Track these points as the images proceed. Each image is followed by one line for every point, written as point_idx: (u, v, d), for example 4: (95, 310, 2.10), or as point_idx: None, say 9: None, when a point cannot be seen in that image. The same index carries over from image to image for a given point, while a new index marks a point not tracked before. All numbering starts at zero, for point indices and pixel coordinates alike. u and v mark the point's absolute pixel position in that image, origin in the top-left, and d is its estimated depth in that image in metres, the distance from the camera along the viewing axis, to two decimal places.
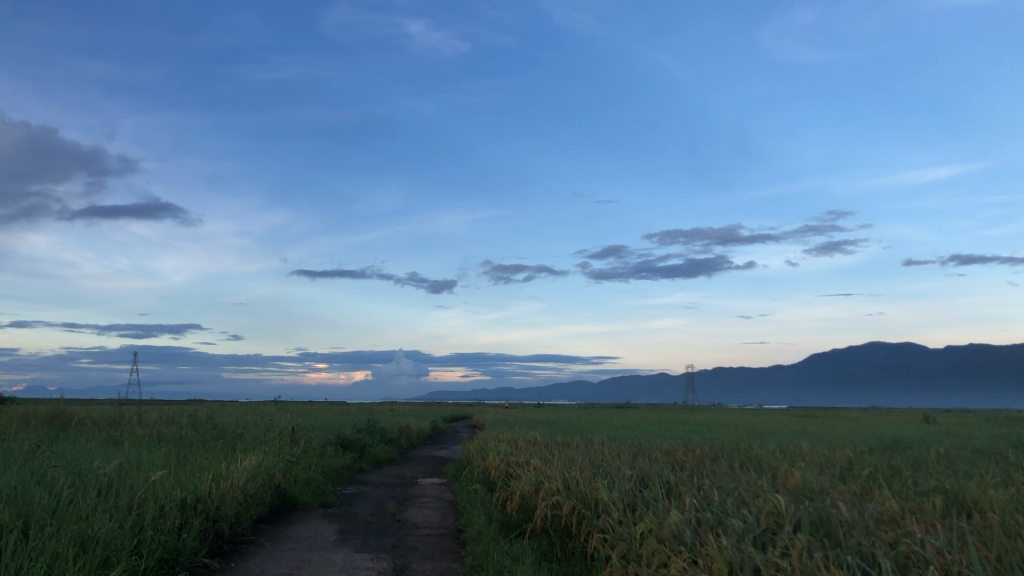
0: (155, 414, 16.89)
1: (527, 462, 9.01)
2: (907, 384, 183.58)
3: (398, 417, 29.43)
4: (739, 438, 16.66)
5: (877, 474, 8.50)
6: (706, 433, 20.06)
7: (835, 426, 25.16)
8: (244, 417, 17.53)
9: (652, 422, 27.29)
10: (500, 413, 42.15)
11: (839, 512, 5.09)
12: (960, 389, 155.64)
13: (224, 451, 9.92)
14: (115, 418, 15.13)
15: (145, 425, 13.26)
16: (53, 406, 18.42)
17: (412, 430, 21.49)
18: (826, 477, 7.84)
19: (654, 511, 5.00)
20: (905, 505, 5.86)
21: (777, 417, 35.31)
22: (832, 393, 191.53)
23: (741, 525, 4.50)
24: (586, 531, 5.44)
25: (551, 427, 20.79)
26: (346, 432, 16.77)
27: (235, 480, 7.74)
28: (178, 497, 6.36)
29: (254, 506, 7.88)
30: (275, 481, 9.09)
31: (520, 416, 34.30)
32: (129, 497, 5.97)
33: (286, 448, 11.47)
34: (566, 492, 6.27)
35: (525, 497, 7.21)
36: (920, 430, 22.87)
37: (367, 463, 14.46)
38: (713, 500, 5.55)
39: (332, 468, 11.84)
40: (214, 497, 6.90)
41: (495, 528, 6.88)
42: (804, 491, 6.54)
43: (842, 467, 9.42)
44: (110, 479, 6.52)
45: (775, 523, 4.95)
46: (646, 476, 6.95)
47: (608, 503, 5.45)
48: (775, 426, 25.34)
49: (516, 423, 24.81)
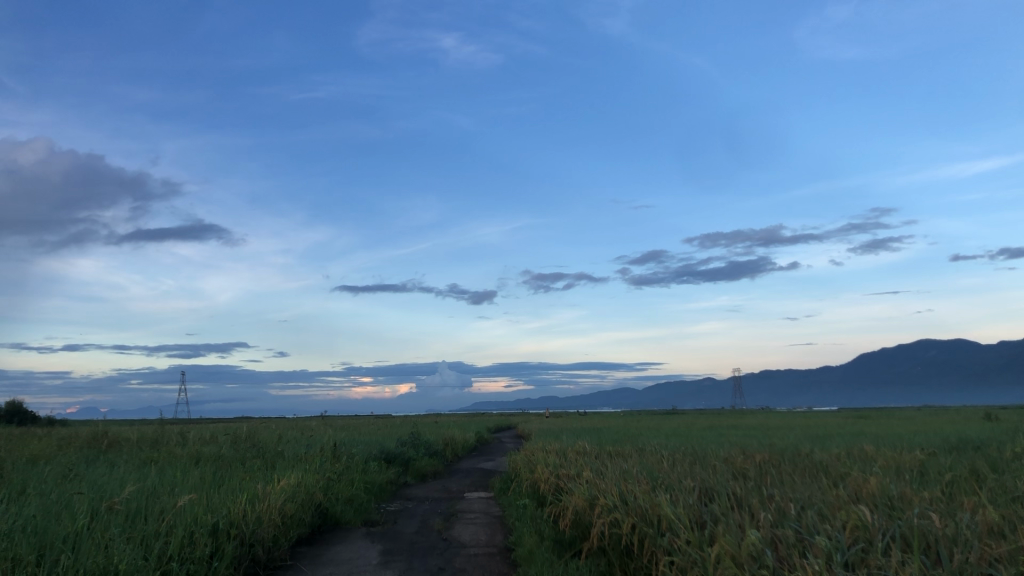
0: (196, 433, 16.70)
1: (578, 474, 8.53)
2: (960, 382, 179.28)
3: (444, 428, 29.24)
4: (793, 442, 15.92)
5: (958, 478, 7.85)
6: (760, 436, 19.44)
7: (892, 427, 24.30)
8: (286, 433, 17.20)
9: (702, 427, 26.42)
10: (545, 421, 41.86)
11: (935, 523, 4.52)
12: (1017, 386, 151.40)
13: (263, 470, 9.57)
14: (156, 437, 14.92)
15: (185, 444, 13.03)
16: (95, 428, 18.20)
17: (457, 442, 21.06)
18: (904, 482, 7.23)
19: (728, 529, 4.50)
20: (1009, 515, 5.25)
21: (830, 420, 33.95)
22: (883, 393, 188.16)
23: (826, 542, 4.00)
24: (649, 552, 4.95)
25: (598, 434, 20.20)
26: (390, 445, 16.41)
27: (271, 501, 7.35)
28: (209, 522, 5.99)
29: (292, 528, 7.48)
30: (316, 499, 8.72)
31: (564, 425, 33.66)
32: (155, 523, 5.61)
33: (327, 465, 11.08)
34: (624, 508, 5.78)
35: (578, 512, 6.70)
36: (984, 428, 21.80)
37: (411, 478, 14.10)
38: (788, 513, 5.03)
39: (375, 484, 11.45)
40: (250, 521, 6.52)
41: (548, 548, 6.39)
42: (886, 499, 5.98)
43: (917, 471, 8.78)
44: (139, 505, 6.18)
45: (865, 541, 4.42)
46: (710, 488, 6.41)
47: (674, 519, 4.95)
48: (830, 429, 24.36)
49: (563, 432, 24.40)
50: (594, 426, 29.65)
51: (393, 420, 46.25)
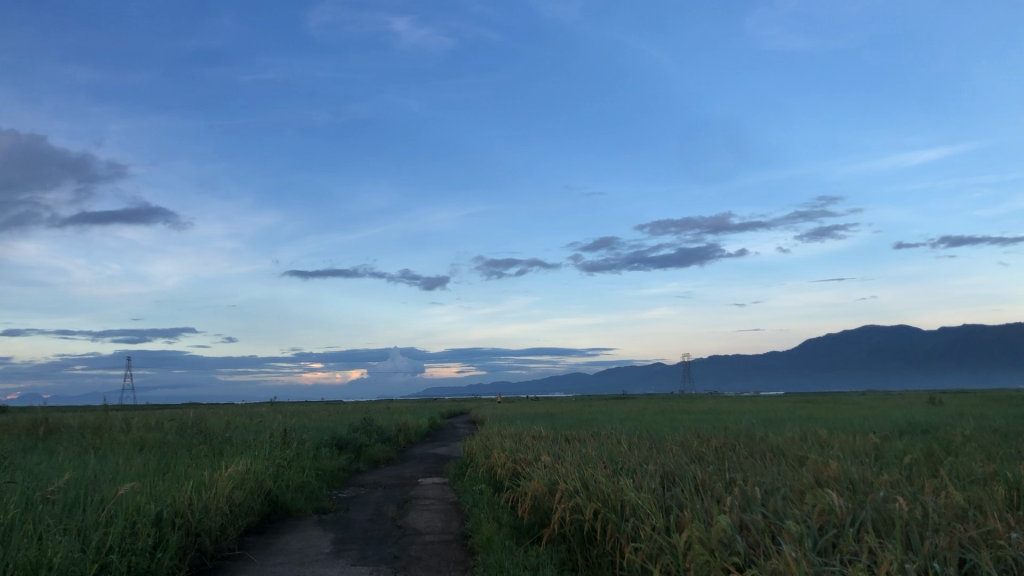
0: (142, 419, 16.23)
1: (536, 459, 8.38)
2: (903, 367, 183.67)
3: (399, 414, 29.03)
4: (747, 426, 15.97)
5: (916, 461, 7.83)
6: (712, 421, 19.53)
7: (843, 411, 24.70)
8: (234, 419, 16.81)
9: (654, 413, 26.43)
10: (498, 407, 41.95)
11: (903, 507, 4.44)
12: (957, 371, 155.39)
13: (210, 457, 9.27)
14: (98, 424, 14.45)
15: (129, 431, 12.60)
16: (33, 415, 17.54)
17: (409, 427, 20.81)
18: (863, 466, 7.20)
19: (696, 514, 4.37)
20: (973, 497, 5.20)
21: (780, 404, 34.59)
22: (828, 378, 192.03)
23: (797, 527, 3.88)
24: (613, 538, 4.81)
25: (552, 419, 20.07)
26: (342, 431, 16.13)
27: (218, 489, 7.07)
28: (153, 511, 5.71)
29: (241, 516, 7.22)
30: (266, 487, 8.45)
31: (518, 410, 33.85)
32: (93, 514, 5.31)
33: (277, 451, 10.80)
34: (586, 493, 5.63)
35: (537, 498, 6.54)
36: (929, 412, 22.06)
37: (364, 464, 13.86)
38: (753, 497, 4.91)
39: (327, 471, 11.19)
40: (196, 510, 6.25)
41: (506, 535, 6.22)
42: (848, 483, 5.92)
43: (874, 454, 8.78)
44: (78, 495, 5.88)
45: (835, 526, 4.32)
46: (671, 472, 6.30)
47: (639, 504, 4.81)
48: (781, 413, 24.52)
49: (518, 417, 24.29)
50: (549, 411, 29.69)
51: (344, 406, 45.97)
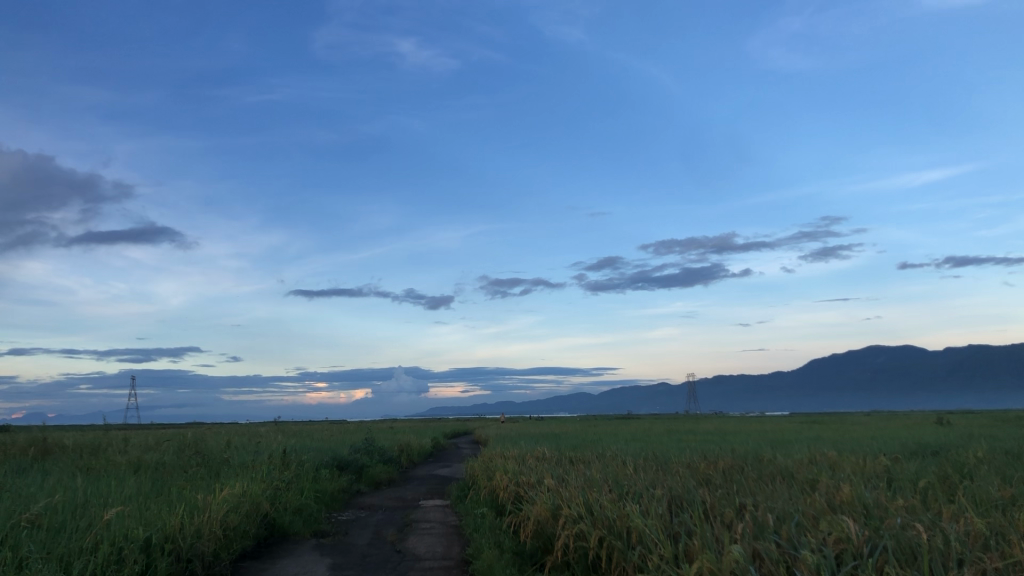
0: (140, 439, 16.02)
1: (539, 482, 8.18)
2: (909, 387, 182.78)
3: (402, 434, 28.78)
4: (754, 447, 15.75)
5: (931, 485, 7.61)
6: (718, 442, 19.26)
7: (851, 432, 24.45)
8: (233, 439, 16.59)
9: (658, 433, 26.12)
10: (502, 427, 41.69)
11: (924, 535, 4.24)
12: (964, 392, 154.57)
13: (206, 479, 9.06)
14: (96, 444, 14.26)
15: (126, 451, 12.41)
16: (32, 435, 17.32)
17: (412, 448, 20.58)
18: (877, 489, 6.98)
19: (707, 543, 4.18)
20: (994, 523, 4.99)
21: (786, 425, 34.27)
22: (834, 398, 191.14)
23: (813, 557, 3.69)
24: (619, 567, 4.61)
25: (556, 440, 19.84)
26: (343, 452, 15.90)
27: (212, 512, 6.87)
28: (142, 536, 5.51)
29: (235, 540, 7.02)
30: (262, 510, 8.24)
31: (523, 431, 33.65)
32: (78, 539, 5.12)
33: (275, 472, 10.60)
34: (591, 520, 5.43)
35: (540, 523, 6.33)
36: (938, 433, 21.77)
37: (365, 485, 13.63)
38: (766, 524, 4.71)
39: (327, 492, 10.97)
40: (187, 534, 6.06)
41: (508, 561, 6.01)
42: (864, 508, 5.70)
43: (887, 477, 8.56)
44: (66, 519, 5.70)
45: (853, 556, 4.11)
46: (679, 497, 6.10)
47: (646, 531, 4.61)
48: (787, 433, 24.24)
49: (523, 437, 24.04)
50: (553, 432, 29.41)
51: (347, 425, 45.70)
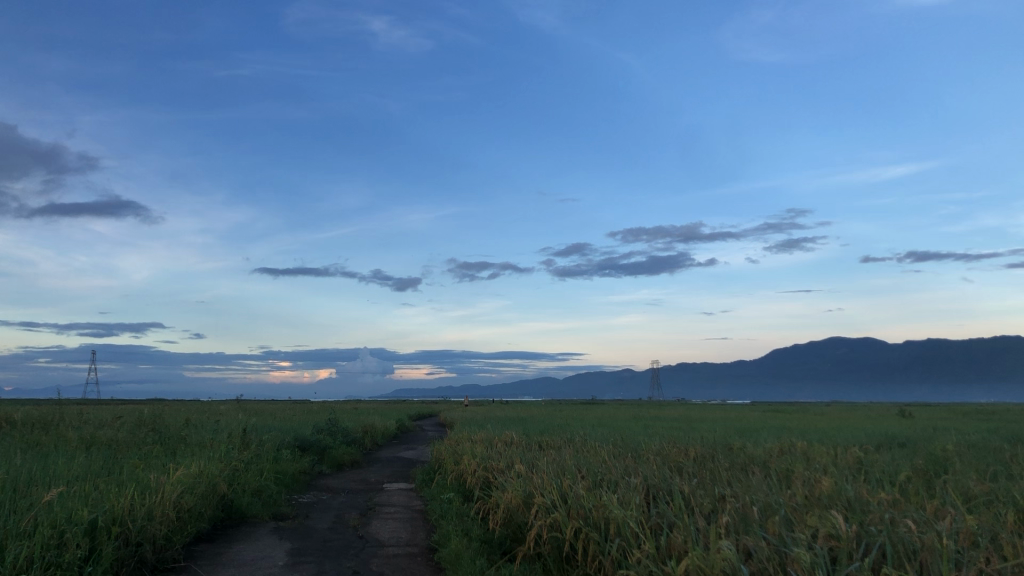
0: (95, 414, 15.53)
1: (509, 467, 7.92)
2: (868, 379, 185.48)
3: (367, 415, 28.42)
4: (723, 436, 15.65)
5: (907, 479, 7.45)
6: (684, 429, 19.15)
7: (815, 422, 24.55)
8: (192, 416, 16.15)
9: (625, 419, 25.99)
10: (466, 410, 41.42)
11: (915, 531, 4.04)
12: (922, 385, 157.18)
13: (160, 458, 8.69)
14: (49, 418, 13.78)
15: (79, 427, 11.93)
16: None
17: (376, 430, 20.22)
18: (855, 481, 6.81)
19: (692, 537, 3.93)
20: (981, 520, 4.80)
21: (750, 414, 34.40)
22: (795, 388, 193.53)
23: (807, 556, 3.46)
24: (595, 561, 4.38)
25: (523, 425, 19.56)
26: (306, 432, 15.50)
27: (165, 493, 6.52)
28: (86, 518, 5.17)
29: (189, 523, 6.68)
30: (219, 491, 7.89)
31: (486, 414, 33.40)
32: (15, 522, 4.78)
33: (234, 452, 10.22)
34: (566, 509, 5.17)
35: (511, 510, 6.07)
36: (903, 425, 21.91)
37: (327, 467, 13.29)
38: (750, 518, 4.50)
39: (288, 474, 10.63)
40: (138, 515, 5.72)
41: (477, 550, 5.75)
42: (845, 502, 5.50)
43: (859, 469, 8.40)
44: (4, 499, 5.33)
45: (846, 554, 3.88)
46: (654, 486, 5.85)
47: (625, 522, 4.37)
48: (752, 422, 24.09)
49: (490, 420, 23.78)
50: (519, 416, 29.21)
51: (308, 405, 45.26)
